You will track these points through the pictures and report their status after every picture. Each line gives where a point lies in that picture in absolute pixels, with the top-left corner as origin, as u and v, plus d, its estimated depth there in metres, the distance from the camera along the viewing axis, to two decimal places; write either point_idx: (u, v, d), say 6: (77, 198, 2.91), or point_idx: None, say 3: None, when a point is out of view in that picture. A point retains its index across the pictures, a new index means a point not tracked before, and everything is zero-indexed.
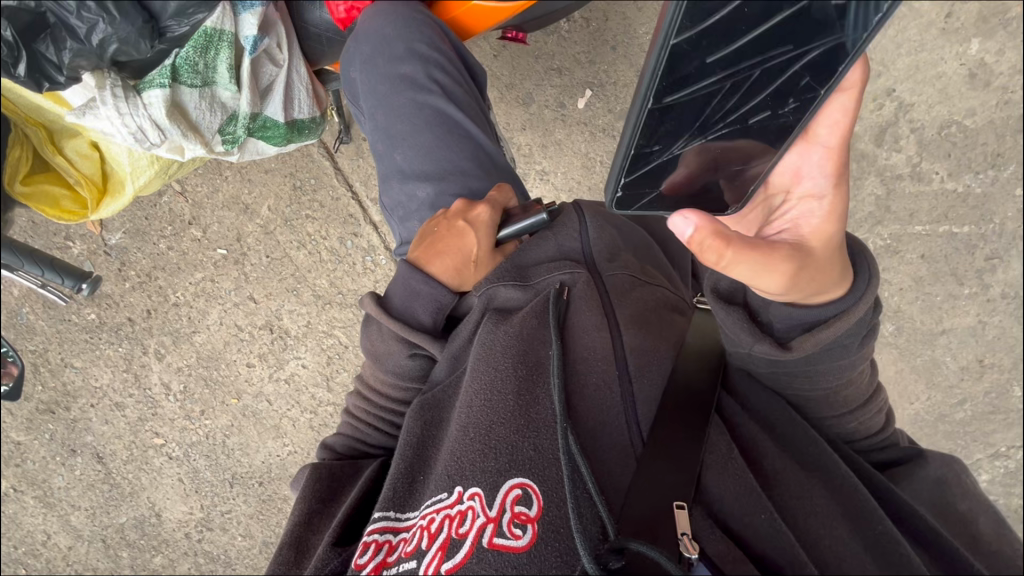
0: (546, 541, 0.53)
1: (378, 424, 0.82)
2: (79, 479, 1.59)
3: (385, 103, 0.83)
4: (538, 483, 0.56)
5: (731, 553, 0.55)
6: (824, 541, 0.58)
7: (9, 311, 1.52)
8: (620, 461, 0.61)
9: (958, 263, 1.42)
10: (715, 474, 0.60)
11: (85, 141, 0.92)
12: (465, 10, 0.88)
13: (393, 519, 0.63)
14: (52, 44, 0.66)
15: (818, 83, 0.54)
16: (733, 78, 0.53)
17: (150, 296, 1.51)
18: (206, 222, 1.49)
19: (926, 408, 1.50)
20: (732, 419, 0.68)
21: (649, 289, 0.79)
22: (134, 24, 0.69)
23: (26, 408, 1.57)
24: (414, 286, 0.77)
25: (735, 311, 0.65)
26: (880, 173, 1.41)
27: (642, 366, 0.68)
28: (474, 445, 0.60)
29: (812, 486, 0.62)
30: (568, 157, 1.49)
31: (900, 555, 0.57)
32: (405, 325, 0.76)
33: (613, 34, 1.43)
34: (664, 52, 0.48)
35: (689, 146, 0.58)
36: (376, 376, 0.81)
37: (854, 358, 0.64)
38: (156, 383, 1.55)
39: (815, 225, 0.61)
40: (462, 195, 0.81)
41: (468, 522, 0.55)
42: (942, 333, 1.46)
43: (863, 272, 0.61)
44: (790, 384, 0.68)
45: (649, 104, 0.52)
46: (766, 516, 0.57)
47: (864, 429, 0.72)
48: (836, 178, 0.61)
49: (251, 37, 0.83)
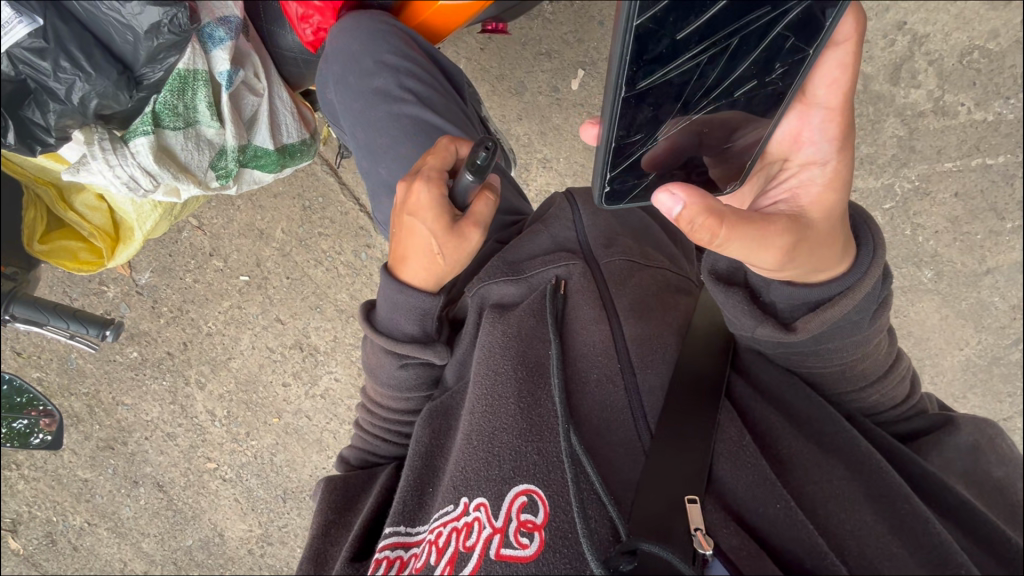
0: (554, 548, 0.58)
1: (387, 436, 0.86)
2: (144, 508, 1.67)
3: (363, 120, 0.83)
4: (542, 488, 0.62)
5: (745, 548, 0.58)
6: (845, 526, 0.60)
7: (59, 358, 1.59)
8: (629, 458, 0.65)
9: (997, 197, 1.33)
10: (728, 464, 0.63)
11: (92, 194, 0.96)
12: (433, 11, 0.87)
13: (404, 533, 0.69)
14: (37, 108, 0.69)
15: (805, 42, 0.52)
16: (710, 48, 0.51)
17: (183, 328, 1.57)
18: (226, 252, 1.53)
19: (978, 352, 1.42)
20: (743, 403, 0.71)
21: (648, 272, 0.83)
22: (110, 78, 0.70)
23: (87, 446, 1.64)
24: (393, 298, 0.75)
25: (736, 292, 0.64)
26: (900, 113, 1.33)
27: (644, 356, 0.72)
28: (478, 454, 0.67)
29: (831, 468, 0.64)
30: (569, 141, 1.46)
31: (929, 535, 0.57)
32: (389, 338, 0.77)
33: (599, 9, 1.40)
34: (630, 35, 0.47)
35: (671, 127, 0.57)
36: (376, 390, 0.84)
37: (867, 334, 0.64)
38: (202, 411, 1.61)
39: (816, 193, 0.59)
40: (403, 179, 0.73)
41: (475, 535, 0.61)
42: (987, 273, 1.37)
43: (865, 245, 0.60)
44: (802, 362, 0.68)
45: (624, 92, 0.51)
46: (782, 505, 0.60)
47: (887, 400, 0.72)
48: (838, 141, 0.59)
49: (226, 73, 0.84)
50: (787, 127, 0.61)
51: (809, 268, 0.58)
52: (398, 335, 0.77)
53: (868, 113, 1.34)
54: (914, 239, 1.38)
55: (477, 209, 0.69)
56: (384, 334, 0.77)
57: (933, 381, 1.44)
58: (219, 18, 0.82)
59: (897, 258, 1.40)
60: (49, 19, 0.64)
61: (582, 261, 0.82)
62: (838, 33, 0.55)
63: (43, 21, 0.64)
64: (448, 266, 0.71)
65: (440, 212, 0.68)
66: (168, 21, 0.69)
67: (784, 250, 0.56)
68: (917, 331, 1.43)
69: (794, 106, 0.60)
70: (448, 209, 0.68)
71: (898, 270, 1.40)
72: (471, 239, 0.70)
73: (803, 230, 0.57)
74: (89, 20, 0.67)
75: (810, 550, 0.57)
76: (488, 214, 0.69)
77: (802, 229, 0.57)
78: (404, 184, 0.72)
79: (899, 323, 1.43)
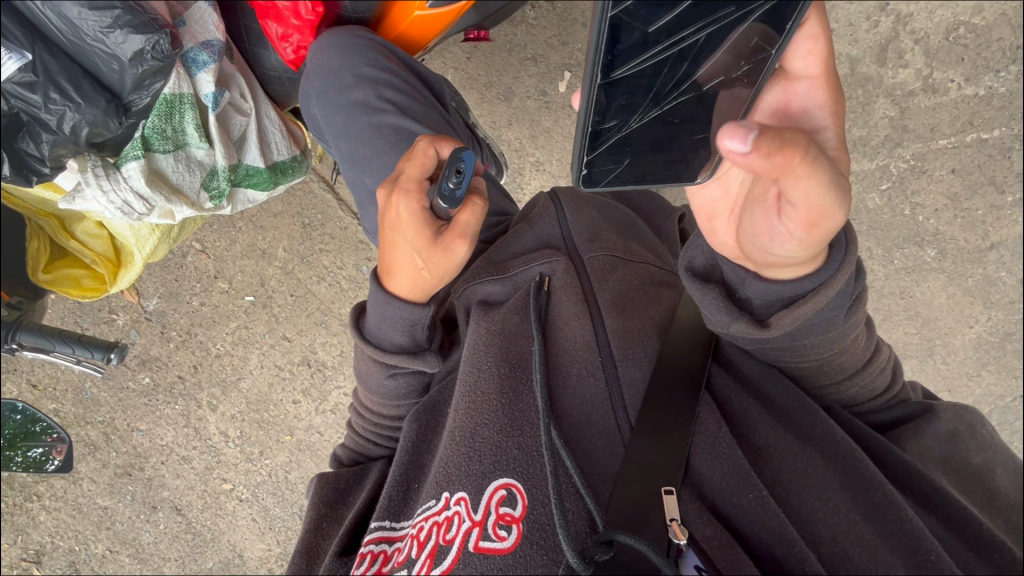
0: (532, 540, 0.59)
1: (377, 440, 0.87)
2: (164, 532, 1.68)
3: (345, 132, 0.85)
4: (522, 482, 0.63)
5: (717, 538, 0.59)
6: (818, 514, 0.60)
7: (74, 388, 1.62)
8: (608, 450, 0.66)
9: (994, 170, 1.32)
10: (705, 455, 0.64)
11: (92, 222, 0.99)
12: (409, 22, 0.89)
13: (388, 528, 0.70)
14: (30, 140, 0.70)
15: (767, 42, 0.56)
16: (680, 43, 0.53)
17: (193, 352, 1.59)
18: (230, 274, 1.56)
19: (989, 329, 1.40)
20: (722, 397, 0.71)
21: (631, 267, 0.84)
22: (99, 106, 0.72)
23: (105, 474, 1.66)
24: (383, 311, 0.75)
25: (711, 289, 0.66)
26: (889, 93, 1.32)
27: (625, 350, 0.73)
28: (460, 450, 0.67)
29: (808, 457, 0.64)
30: (560, 142, 1.48)
31: (901, 523, 0.58)
32: (377, 348, 0.77)
33: (581, 11, 1.42)
34: (605, 24, 0.48)
35: (647, 118, 0.58)
36: (366, 397, 0.85)
37: (843, 330, 0.64)
38: (215, 433, 1.63)
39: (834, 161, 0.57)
40: (383, 183, 0.71)
41: (455, 528, 0.62)
42: (991, 248, 1.36)
43: (839, 239, 0.59)
44: (780, 357, 0.69)
45: (600, 79, 0.52)
46: (754, 495, 0.60)
47: (867, 393, 0.72)
48: (830, 107, 0.58)
49: (211, 94, 0.86)
50: (774, 102, 0.61)
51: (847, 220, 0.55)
52: (386, 346, 0.77)
53: (857, 95, 1.33)
54: (913, 219, 1.37)
55: (460, 221, 0.68)
56: (370, 344, 0.78)
57: (945, 361, 1.42)
58: (201, 42, 0.85)
59: (898, 239, 1.39)
60: (37, 53, 0.66)
61: (566, 257, 0.83)
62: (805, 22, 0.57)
63: (32, 55, 0.65)
64: (436, 278, 0.71)
65: (420, 228, 0.67)
66: (151, 48, 0.72)
67: (842, 187, 0.52)
68: (924, 312, 1.41)
69: (776, 83, 0.60)
70: (429, 223, 0.67)
71: (900, 251, 1.39)
72: (457, 252, 0.69)
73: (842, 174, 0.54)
74: (76, 52, 0.69)
75: (781, 539, 0.57)
76: (473, 224, 0.68)
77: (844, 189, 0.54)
78: (383, 191, 0.71)
79: (906, 304, 1.41)
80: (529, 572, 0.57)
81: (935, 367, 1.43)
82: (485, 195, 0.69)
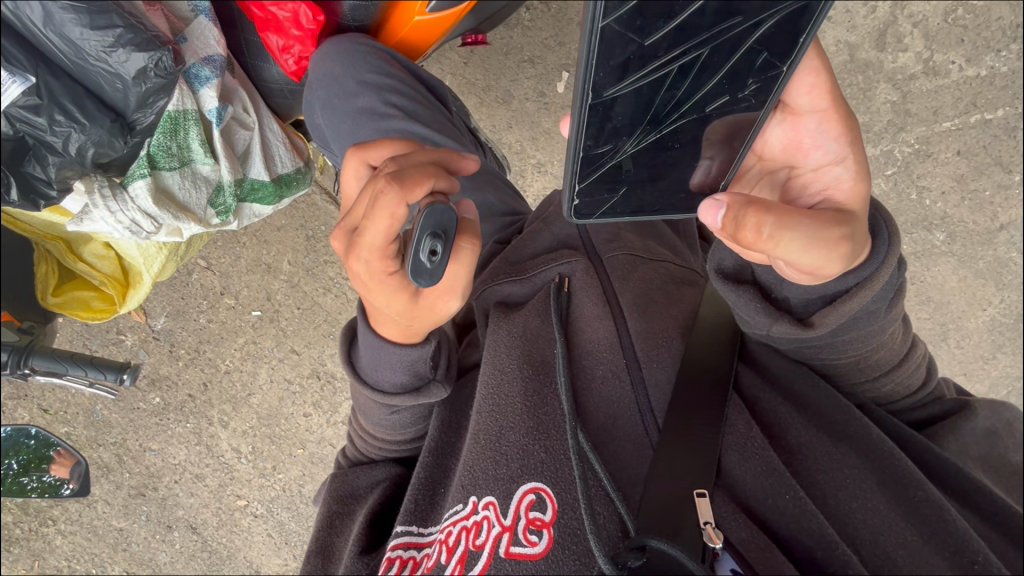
0: (563, 545, 0.58)
1: (378, 458, 0.84)
2: (180, 552, 1.68)
3: (352, 139, 0.82)
4: (551, 486, 0.62)
5: (754, 541, 0.58)
6: (857, 515, 0.59)
7: (86, 410, 1.61)
8: (637, 452, 0.66)
9: (1000, 151, 1.31)
10: (736, 457, 0.63)
11: (99, 243, 0.98)
12: (410, 28, 0.88)
13: (415, 533, 0.69)
14: (37, 164, 0.70)
15: (777, 59, 0.53)
16: (679, 59, 0.53)
17: (202, 369, 1.59)
18: (236, 289, 1.55)
19: (1002, 311, 1.39)
20: (752, 396, 0.70)
21: (652, 266, 0.84)
22: (104, 126, 0.72)
23: (119, 495, 1.65)
24: (375, 355, 0.70)
25: (746, 292, 0.65)
26: (890, 78, 1.31)
27: (650, 351, 0.72)
28: (485, 454, 0.66)
29: (843, 456, 0.63)
30: (560, 143, 1.48)
31: (944, 523, 0.57)
32: (376, 390, 0.73)
33: (576, 11, 1.42)
34: (595, 36, 0.48)
35: (644, 140, 0.59)
36: (376, 432, 0.80)
37: (883, 323, 0.64)
38: (227, 449, 1.62)
39: (850, 188, 0.60)
40: (336, 228, 0.61)
41: (484, 533, 0.61)
42: (1001, 229, 1.35)
43: (882, 233, 0.60)
44: (817, 355, 0.68)
45: (590, 100, 0.53)
46: (791, 496, 0.59)
47: (902, 390, 0.72)
48: (844, 136, 0.60)
49: (215, 110, 0.85)
50: (783, 136, 0.62)
51: (854, 256, 0.58)
52: (386, 387, 0.73)
53: (858, 81, 1.32)
54: (920, 203, 1.36)
55: (442, 280, 0.63)
56: (368, 387, 0.73)
57: (959, 345, 1.41)
58: (204, 57, 0.84)
59: (906, 224, 1.37)
60: (41, 76, 0.65)
61: (585, 257, 0.82)
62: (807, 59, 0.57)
63: (36, 79, 0.65)
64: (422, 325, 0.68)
65: (398, 294, 0.62)
66: (154, 65, 0.72)
67: (830, 244, 0.56)
68: (936, 296, 1.40)
69: (784, 117, 0.61)
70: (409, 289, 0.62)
71: (909, 236, 1.38)
72: (445, 308, 0.66)
73: (838, 222, 0.57)
74: (80, 73, 0.69)
75: (821, 541, 0.56)
76: (460, 277, 0.64)
77: (850, 221, 0.58)
78: (343, 241, 0.62)
79: (916, 290, 1.40)
80: None
81: (948, 352, 1.42)
82: (471, 243, 0.63)
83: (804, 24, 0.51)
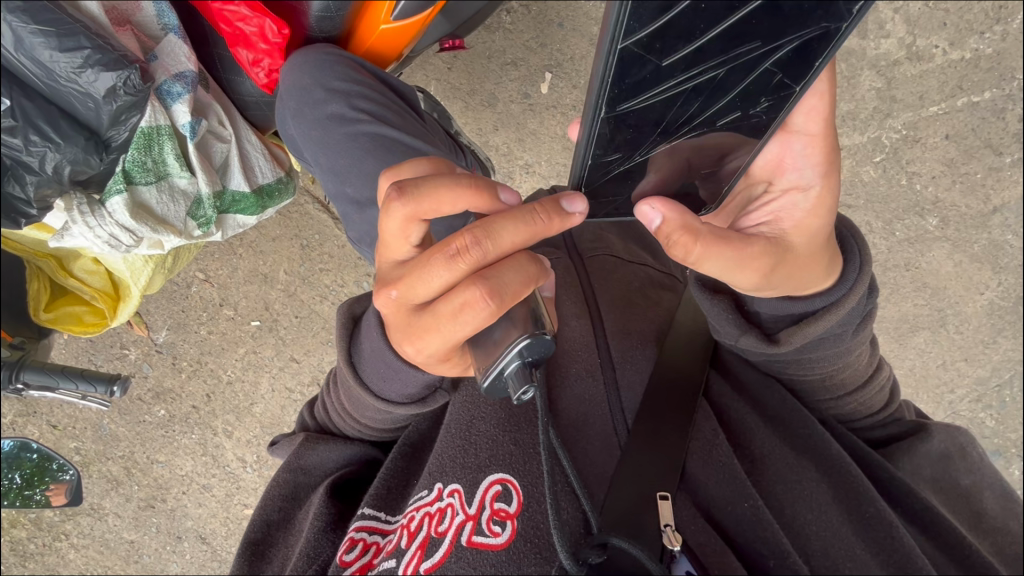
0: (525, 538, 0.59)
1: (339, 430, 0.84)
2: (191, 562, 1.70)
3: (322, 145, 0.84)
4: (517, 479, 0.64)
5: (711, 545, 0.59)
6: (810, 527, 0.62)
7: (93, 425, 1.64)
8: (605, 451, 0.67)
9: (990, 133, 1.31)
10: (700, 461, 0.65)
11: (88, 259, 1.00)
12: (377, 36, 0.90)
13: (381, 519, 0.69)
14: (16, 183, 0.72)
15: (792, 80, 0.55)
16: (694, 80, 0.54)
17: (205, 380, 1.61)
18: (235, 300, 1.57)
19: (1001, 293, 1.38)
20: (721, 398, 0.72)
21: (632, 269, 0.86)
22: (78, 144, 0.74)
23: (129, 508, 1.68)
24: (383, 369, 0.68)
25: (719, 302, 0.68)
26: (874, 65, 1.31)
27: (624, 353, 0.74)
28: (454, 442, 0.68)
29: (802, 468, 0.66)
30: (547, 142, 1.49)
31: (892, 539, 0.59)
32: (382, 399, 0.71)
33: (556, 11, 1.43)
34: (613, 57, 0.46)
35: (653, 150, 0.60)
36: (363, 420, 0.78)
37: (849, 345, 0.67)
38: (233, 459, 1.64)
39: (798, 219, 0.63)
40: (401, 287, 0.56)
41: (448, 520, 0.62)
42: (994, 212, 1.34)
43: (854, 259, 0.64)
44: (785, 369, 0.72)
45: (605, 113, 0.51)
46: (749, 504, 0.61)
47: (864, 409, 0.75)
48: (823, 168, 0.62)
49: (188, 124, 0.87)
50: (770, 153, 0.63)
51: (805, 279, 0.62)
52: (393, 396, 0.71)
53: (841, 70, 1.32)
54: (911, 188, 1.36)
55: None
56: (374, 394, 0.70)
57: (958, 330, 1.40)
58: (175, 74, 0.86)
59: (898, 210, 1.37)
60: (15, 98, 0.68)
61: (566, 256, 0.85)
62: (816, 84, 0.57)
63: (10, 101, 0.68)
64: (463, 368, 0.66)
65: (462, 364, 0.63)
66: (122, 83, 0.74)
67: (745, 271, 0.58)
68: (932, 282, 1.39)
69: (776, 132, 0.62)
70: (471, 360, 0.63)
71: (901, 222, 1.37)
72: None
73: (763, 252, 0.59)
74: (53, 95, 0.71)
75: (775, 549, 0.58)
76: None
77: (781, 253, 0.60)
78: (405, 299, 0.57)
79: (912, 276, 1.39)
80: (521, 569, 0.57)
81: (947, 337, 1.41)
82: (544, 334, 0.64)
83: (823, 47, 0.52)
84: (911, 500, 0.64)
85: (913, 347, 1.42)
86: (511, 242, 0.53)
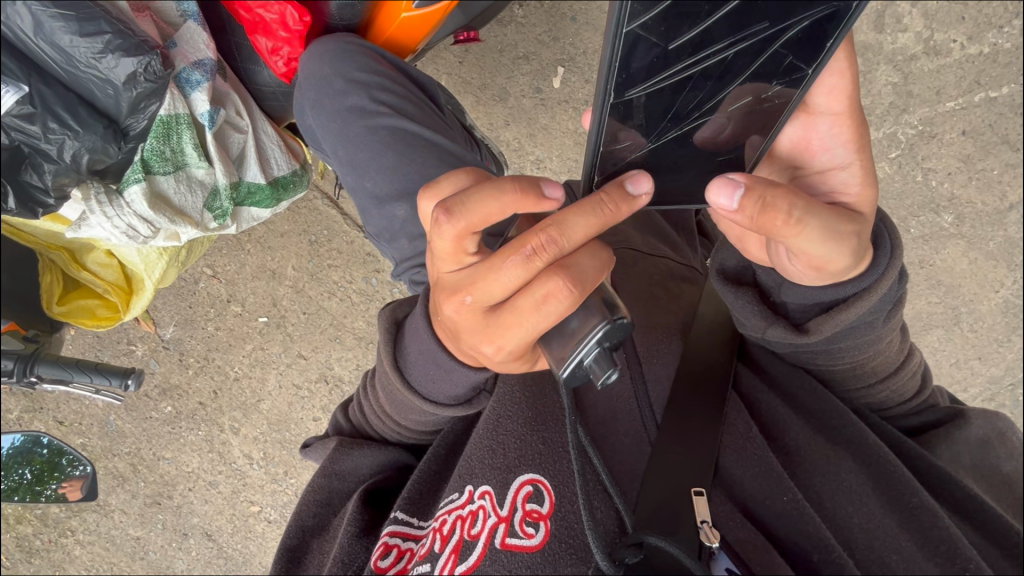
0: (559, 539, 0.58)
1: (374, 434, 0.83)
2: (196, 559, 1.69)
3: (342, 138, 0.83)
4: (548, 479, 0.62)
5: (751, 541, 0.59)
6: (853, 520, 0.61)
7: (100, 421, 1.63)
8: (635, 448, 0.66)
9: (1008, 128, 1.29)
10: (734, 456, 0.64)
11: (101, 251, 0.99)
12: (397, 26, 0.89)
13: (411, 525, 0.68)
14: (34, 172, 0.71)
15: (803, 62, 0.52)
16: (702, 62, 0.52)
17: (212, 377, 1.60)
18: (243, 296, 1.56)
19: (1017, 291, 1.36)
20: (750, 393, 0.72)
21: (654, 261, 0.84)
22: (97, 133, 0.73)
23: (135, 504, 1.67)
24: (433, 371, 0.66)
25: (744, 294, 0.67)
26: (890, 60, 1.29)
27: (650, 347, 0.73)
28: (483, 444, 0.67)
29: (839, 459, 0.64)
30: (558, 137, 1.47)
31: (938, 530, 0.57)
32: (426, 399, 0.68)
33: (569, 5, 1.42)
34: (619, 40, 0.45)
35: (664, 137, 0.58)
36: (404, 424, 0.77)
37: (881, 333, 0.65)
38: (239, 456, 1.63)
39: (856, 194, 0.61)
40: (474, 291, 0.55)
41: (480, 523, 0.61)
42: (1011, 209, 1.32)
43: (884, 245, 0.60)
44: (813, 360, 0.70)
45: (613, 99, 0.50)
46: (788, 497, 0.60)
47: (897, 396, 0.74)
48: (855, 144, 0.60)
49: (207, 113, 0.86)
50: (794, 135, 0.62)
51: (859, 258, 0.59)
52: (439, 398, 0.68)
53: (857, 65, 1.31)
54: (926, 185, 1.34)
55: None
56: (420, 395, 0.68)
57: (972, 329, 1.39)
58: (194, 62, 0.85)
59: (913, 207, 1.35)
60: (34, 85, 0.67)
61: None
62: (835, 63, 0.56)
63: (29, 88, 0.67)
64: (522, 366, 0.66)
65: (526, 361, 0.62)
66: (143, 70, 0.73)
67: (839, 237, 0.56)
68: (947, 279, 1.37)
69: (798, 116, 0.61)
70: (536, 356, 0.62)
71: (916, 219, 1.35)
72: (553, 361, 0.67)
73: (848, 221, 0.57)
74: (72, 81, 0.70)
75: (817, 543, 0.57)
76: None
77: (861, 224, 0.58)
78: (477, 303, 0.56)
79: (926, 273, 1.37)
80: (556, 570, 0.56)
81: (961, 335, 1.39)
82: None
83: (833, 29, 0.49)
84: (951, 487, 0.63)
85: (927, 345, 1.40)
86: (583, 234, 0.52)
